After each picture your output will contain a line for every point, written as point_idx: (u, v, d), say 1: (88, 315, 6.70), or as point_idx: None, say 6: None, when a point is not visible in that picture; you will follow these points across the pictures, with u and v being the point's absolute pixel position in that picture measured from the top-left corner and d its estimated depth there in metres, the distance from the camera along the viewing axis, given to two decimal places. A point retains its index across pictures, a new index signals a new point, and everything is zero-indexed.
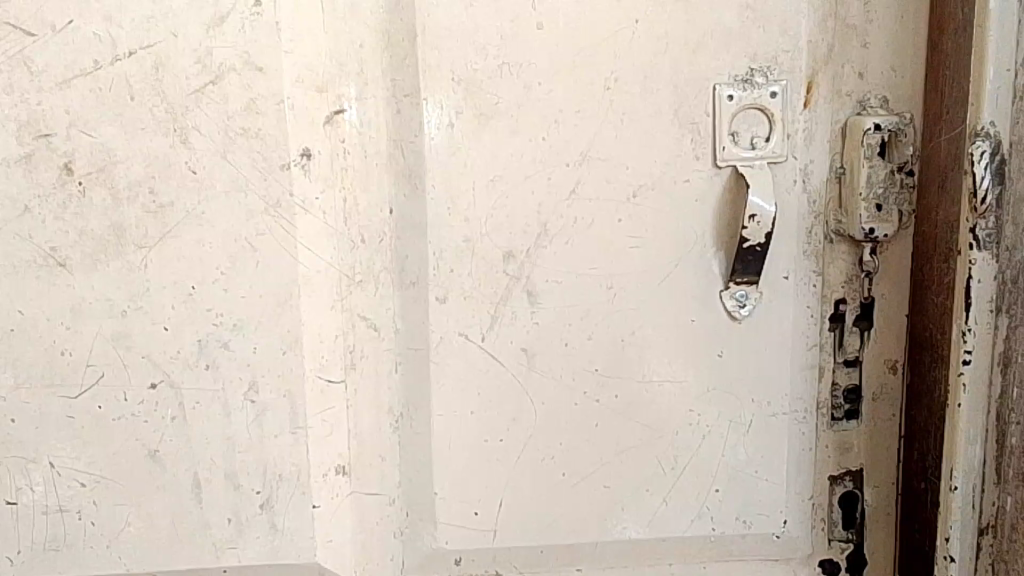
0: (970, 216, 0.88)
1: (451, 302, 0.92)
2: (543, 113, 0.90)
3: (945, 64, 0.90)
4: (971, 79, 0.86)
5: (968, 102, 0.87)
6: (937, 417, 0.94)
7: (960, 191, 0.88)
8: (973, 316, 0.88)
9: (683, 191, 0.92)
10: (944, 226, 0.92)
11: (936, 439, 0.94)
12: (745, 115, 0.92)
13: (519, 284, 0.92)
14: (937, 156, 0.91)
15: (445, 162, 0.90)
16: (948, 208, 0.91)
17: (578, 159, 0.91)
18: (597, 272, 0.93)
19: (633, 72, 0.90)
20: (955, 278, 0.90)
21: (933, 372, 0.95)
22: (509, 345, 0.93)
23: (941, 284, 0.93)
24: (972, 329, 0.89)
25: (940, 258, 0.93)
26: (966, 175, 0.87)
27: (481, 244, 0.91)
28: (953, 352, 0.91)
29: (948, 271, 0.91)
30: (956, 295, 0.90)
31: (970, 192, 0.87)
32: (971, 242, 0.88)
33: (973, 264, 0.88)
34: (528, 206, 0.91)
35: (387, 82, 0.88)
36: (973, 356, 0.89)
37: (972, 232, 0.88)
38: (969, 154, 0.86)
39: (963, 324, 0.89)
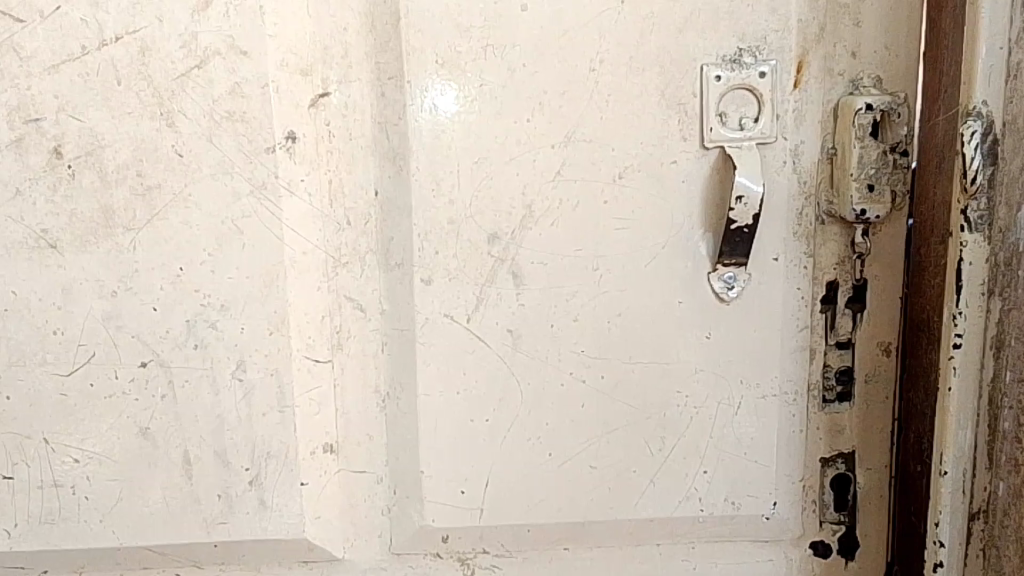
0: (962, 197, 0.86)
1: (436, 283, 0.92)
2: (528, 95, 0.89)
3: (942, 43, 0.89)
4: (964, 58, 0.84)
5: (962, 81, 0.85)
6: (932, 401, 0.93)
7: (953, 172, 0.87)
8: (965, 299, 0.87)
9: (670, 173, 0.92)
10: (939, 207, 0.90)
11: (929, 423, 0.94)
12: (733, 95, 0.90)
13: (505, 266, 0.92)
14: (936, 137, 0.90)
15: (430, 145, 0.90)
16: (944, 189, 0.89)
17: (564, 140, 0.91)
18: (583, 254, 0.93)
19: (619, 53, 0.89)
20: (949, 261, 0.88)
21: (928, 356, 0.94)
22: (495, 326, 0.93)
23: (936, 266, 0.91)
24: (963, 312, 0.87)
25: (937, 240, 0.91)
26: (959, 155, 0.85)
27: (465, 226, 0.91)
28: (945, 336, 0.89)
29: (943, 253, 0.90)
30: (949, 278, 0.88)
31: (961, 173, 0.85)
32: (962, 224, 0.86)
33: (965, 246, 0.86)
34: (513, 187, 0.91)
35: (372, 64, 0.89)
36: (963, 340, 0.87)
37: (963, 213, 0.86)
38: (961, 135, 0.85)
39: (954, 307, 0.88)
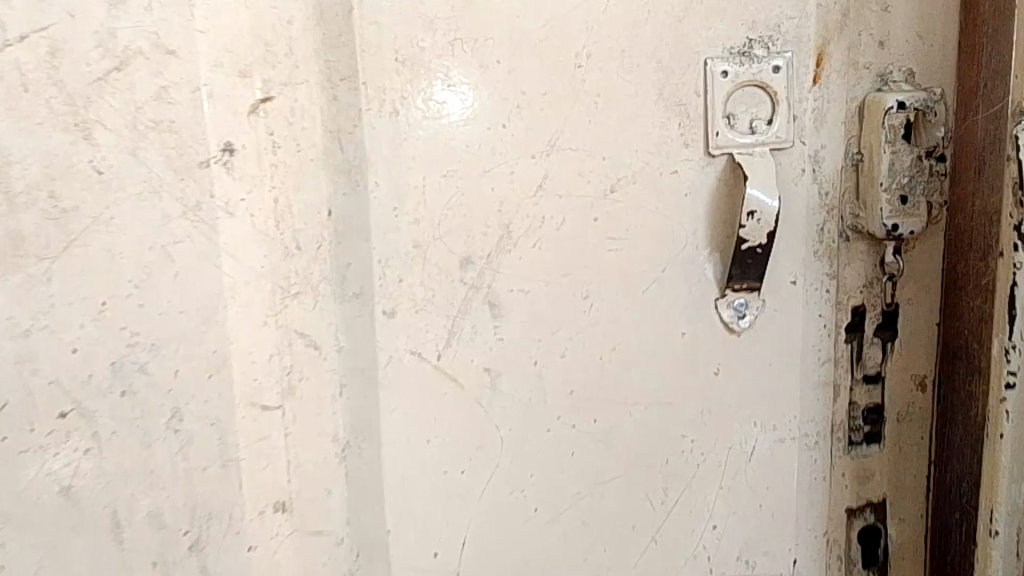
0: (1016, 211, 0.73)
1: (400, 316, 0.80)
2: (504, 95, 0.77)
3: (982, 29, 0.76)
4: (1011, 47, 0.73)
5: (1009, 73, 0.74)
6: (975, 445, 0.80)
7: (1003, 180, 0.74)
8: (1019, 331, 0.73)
9: (670, 185, 0.79)
10: (979, 218, 0.77)
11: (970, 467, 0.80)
12: (743, 93, 0.78)
13: (479, 295, 0.80)
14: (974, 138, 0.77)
15: (389, 155, 0.78)
16: (986, 197, 0.76)
17: (546, 149, 0.78)
18: (571, 280, 0.80)
19: (609, 46, 0.77)
20: (998, 286, 0.74)
21: (967, 389, 0.80)
22: (470, 364, 0.81)
23: (977, 286, 0.78)
24: (1017, 346, 0.73)
25: (975, 254, 0.78)
26: (1013, 161, 0.72)
27: (433, 248, 0.79)
28: (995, 375, 0.75)
29: (986, 271, 0.77)
30: (998, 304, 0.75)
31: (1016, 181, 0.72)
32: (1016, 242, 0.73)
33: (1019, 268, 0.72)
34: (489, 203, 0.79)
35: (320, 63, 0.77)
36: (1017, 378, 0.74)
37: (1016, 229, 0.73)
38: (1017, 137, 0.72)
39: (1006, 341, 0.74)
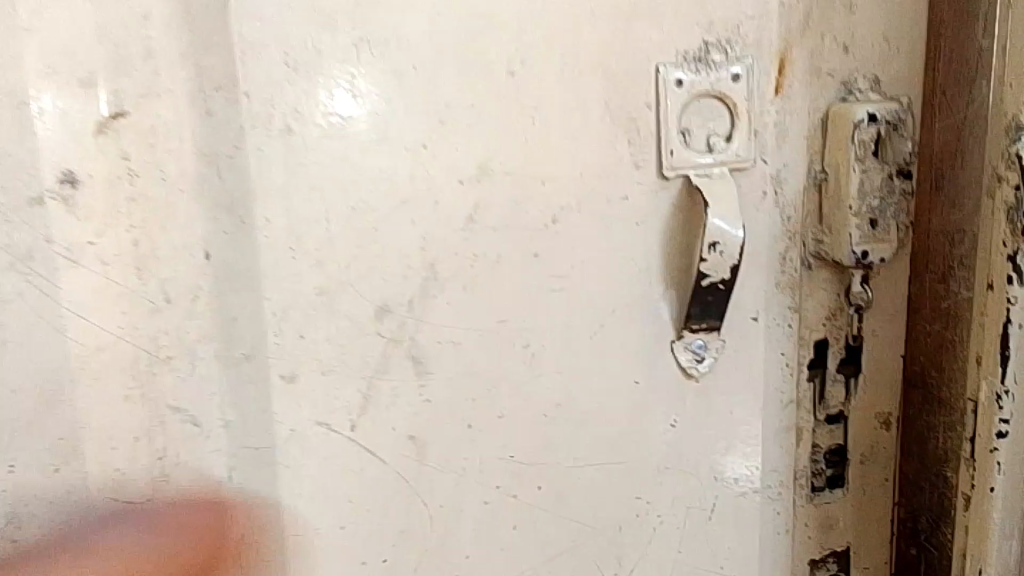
0: (1010, 239, 0.65)
1: (303, 380, 0.66)
2: (423, 109, 0.64)
3: (942, 34, 0.69)
4: (983, 57, 0.65)
5: (981, 77, 0.66)
6: (942, 485, 0.73)
7: (991, 202, 0.66)
8: (1012, 374, 0.67)
9: (619, 214, 0.68)
10: (939, 236, 0.71)
11: (935, 501, 0.74)
12: (698, 105, 0.67)
13: (401, 350, 0.67)
14: (926, 153, 0.71)
15: (282, 185, 0.63)
16: (945, 213, 0.70)
17: (475, 174, 0.65)
18: (508, 327, 0.68)
19: (546, 50, 0.64)
20: (985, 325, 0.67)
21: (923, 420, 0.75)
22: (391, 433, 0.68)
23: (935, 310, 0.72)
24: (1011, 390, 0.67)
25: (932, 276, 0.72)
26: (1005, 184, 0.64)
27: (343, 296, 0.65)
28: (984, 424, 0.68)
29: (948, 295, 0.71)
30: (985, 345, 0.67)
31: (1010, 205, 0.64)
32: (1010, 274, 0.65)
33: (1014, 303, 0.65)
34: (408, 239, 0.65)
35: (189, 69, 0.61)
36: (1010, 425, 0.68)
37: (1011, 259, 0.65)
38: (1011, 158, 0.64)
39: (999, 384, 0.67)
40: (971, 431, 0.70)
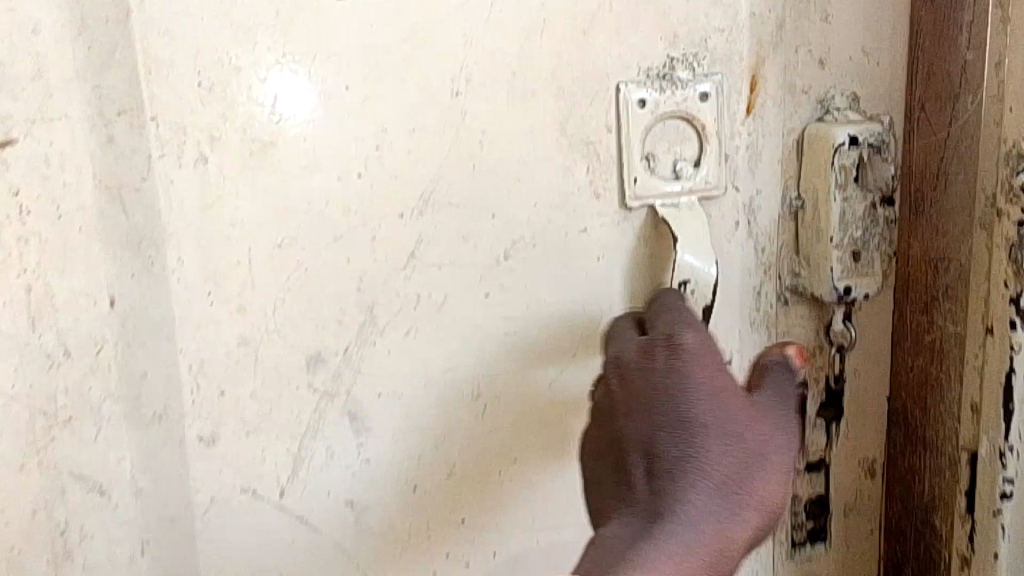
0: (1012, 280, 0.59)
1: (224, 442, 0.58)
2: (358, 133, 0.56)
3: (925, 44, 0.62)
4: (969, 71, 0.59)
5: (973, 96, 0.59)
6: (928, 533, 0.67)
7: (991, 237, 0.59)
8: (1015, 429, 0.60)
9: (578, 248, 0.61)
10: (922, 263, 0.64)
11: (920, 552, 0.68)
12: (663, 127, 0.61)
13: (336, 405, 0.59)
14: (908, 174, 0.64)
15: (196, 220, 0.55)
16: (927, 238, 0.63)
17: (417, 206, 0.58)
18: (457, 376, 0.61)
19: (495, 66, 0.57)
20: (983, 371, 0.61)
21: (908, 465, 0.68)
22: (324, 498, 0.60)
23: (917, 344, 0.66)
24: (1016, 447, 0.60)
25: (914, 306, 0.66)
26: (1004, 219, 0.58)
27: (268, 346, 0.58)
28: (986, 481, 0.62)
29: (931, 328, 0.65)
30: (987, 395, 0.61)
31: (1013, 242, 0.58)
32: (1013, 319, 0.59)
33: (1018, 351, 0.59)
34: (342, 281, 0.58)
35: (88, 89, 0.53)
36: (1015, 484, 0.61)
37: (1014, 303, 0.59)
38: (1014, 190, 0.58)
39: (1003, 440, 0.61)
40: (967, 485, 0.63)
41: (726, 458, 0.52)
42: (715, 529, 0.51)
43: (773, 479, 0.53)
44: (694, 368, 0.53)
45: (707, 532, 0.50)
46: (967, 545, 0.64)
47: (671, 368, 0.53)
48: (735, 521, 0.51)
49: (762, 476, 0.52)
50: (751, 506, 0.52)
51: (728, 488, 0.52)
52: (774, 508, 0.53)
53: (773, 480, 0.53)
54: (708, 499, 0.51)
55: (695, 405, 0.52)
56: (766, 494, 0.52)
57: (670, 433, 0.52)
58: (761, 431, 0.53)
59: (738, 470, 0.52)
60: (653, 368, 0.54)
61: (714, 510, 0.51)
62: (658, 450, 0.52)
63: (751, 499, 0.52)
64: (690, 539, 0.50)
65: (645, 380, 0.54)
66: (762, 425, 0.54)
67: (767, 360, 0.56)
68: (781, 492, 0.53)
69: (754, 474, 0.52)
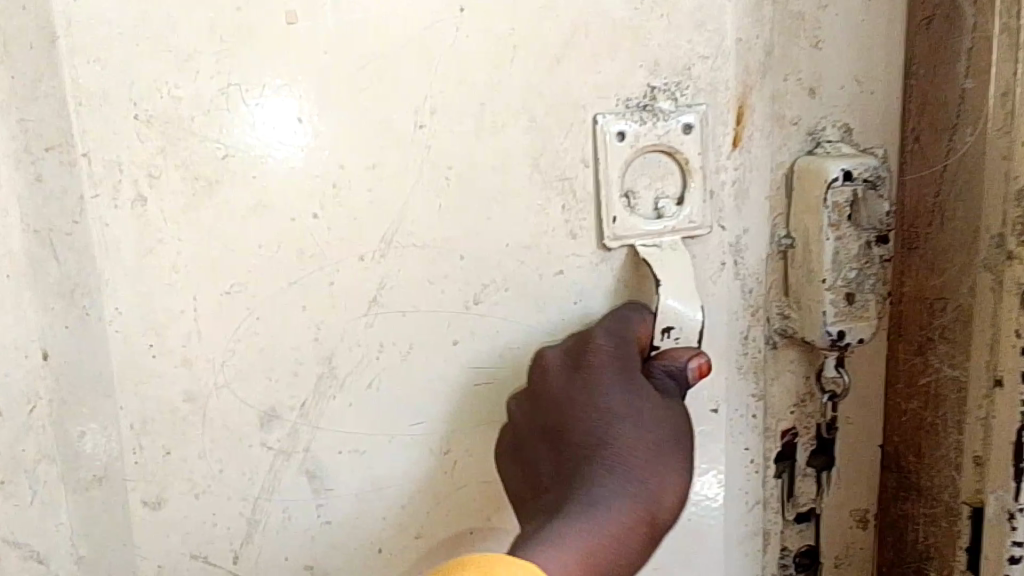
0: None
1: (171, 506, 0.54)
2: (314, 170, 0.52)
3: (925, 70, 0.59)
4: (968, 100, 0.55)
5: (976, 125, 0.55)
6: None
7: (1000, 283, 0.54)
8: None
9: (554, 291, 0.57)
10: (917, 302, 0.61)
11: None
12: (644, 161, 0.56)
13: (293, 464, 0.55)
14: (904, 210, 0.61)
15: (136, 266, 0.51)
16: (921, 276, 0.60)
17: (379, 248, 0.54)
18: (424, 430, 0.57)
19: (461, 96, 0.53)
20: (991, 425, 0.56)
21: (900, 512, 0.65)
22: (283, 562, 0.56)
23: (911, 386, 0.63)
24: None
25: (908, 347, 0.62)
26: (1014, 262, 0.53)
27: (217, 401, 0.53)
28: (993, 544, 0.57)
29: (927, 370, 0.61)
30: (996, 452, 0.56)
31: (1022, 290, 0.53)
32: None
33: None
34: (298, 330, 0.54)
35: (12, 124, 0.49)
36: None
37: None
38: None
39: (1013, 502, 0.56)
40: (968, 541, 0.59)
41: (636, 446, 0.51)
42: (620, 512, 0.49)
43: (673, 472, 0.52)
44: (612, 368, 0.53)
45: (613, 519, 0.49)
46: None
47: (596, 365, 0.53)
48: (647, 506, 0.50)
49: (662, 465, 0.51)
50: (646, 497, 0.50)
51: (631, 477, 0.50)
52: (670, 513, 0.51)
53: (672, 480, 0.52)
54: (612, 484, 0.50)
55: (611, 397, 0.52)
56: (663, 482, 0.51)
57: (599, 426, 0.52)
58: (668, 431, 0.53)
59: (642, 463, 0.51)
60: (574, 372, 0.53)
61: (622, 495, 0.50)
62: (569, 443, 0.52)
63: (654, 485, 0.51)
64: (591, 525, 0.48)
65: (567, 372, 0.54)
66: (671, 426, 0.53)
67: (653, 367, 0.54)
68: (675, 494, 0.52)
69: (657, 461, 0.51)
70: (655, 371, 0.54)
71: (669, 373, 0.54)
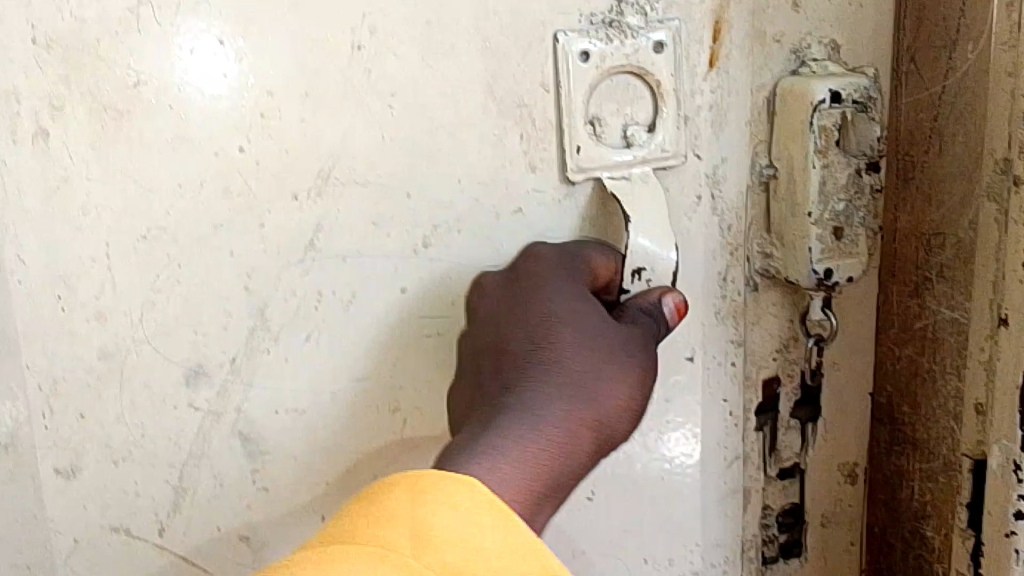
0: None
1: (88, 476, 0.48)
2: (239, 97, 0.46)
3: None
4: (972, 13, 0.50)
5: (980, 42, 0.50)
6: (918, 543, 0.60)
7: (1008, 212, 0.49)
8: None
9: (512, 231, 0.52)
10: (914, 239, 0.56)
11: (909, 564, 0.61)
12: (611, 84, 0.51)
13: (224, 427, 0.49)
14: (896, 139, 0.56)
15: (39, 209, 0.44)
16: (917, 211, 0.55)
17: (315, 186, 0.48)
18: (371, 387, 0.51)
19: (405, 12, 0.47)
20: (995, 367, 0.51)
21: (894, 467, 0.61)
22: (215, 535, 0.51)
23: (905, 331, 0.58)
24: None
25: (902, 288, 0.58)
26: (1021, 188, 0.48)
27: (137, 359, 0.47)
28: (997, 501, 0.52)
29: (921, 313, 0.57)
30: (1000, 397, 0.51)
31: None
32: None
33: None
34: (225, 279, 0.48)
35: None
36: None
37: None
38: None
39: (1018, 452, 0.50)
40: (970, 497, 0.55)
41: (576, 350, 0.45)
42: (551, 417, 0.43)
43: (616, 383, 0.45)
44: (549, 278, 0.48)
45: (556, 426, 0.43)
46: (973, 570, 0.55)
47: (531, 276, 0.48)
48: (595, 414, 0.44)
49: (603, 371, 0.45)
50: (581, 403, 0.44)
51: (576, 383, 0.45)
52: (612, 422, 0.45)
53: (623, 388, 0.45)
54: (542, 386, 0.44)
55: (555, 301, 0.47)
56: (600, 388, 0.45)
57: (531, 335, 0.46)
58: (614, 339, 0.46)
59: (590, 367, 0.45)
60: (511, 284, 0.49)
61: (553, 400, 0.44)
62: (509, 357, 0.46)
63: (593, 388, 0.44)
64: (531, 432, 0.42)
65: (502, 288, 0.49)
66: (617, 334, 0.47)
67: (627, 306, 0.49)
68: (619, 405, 0.45)
69: (597, 367, 0.45)
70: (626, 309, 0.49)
71: (644, 310, 0.49)
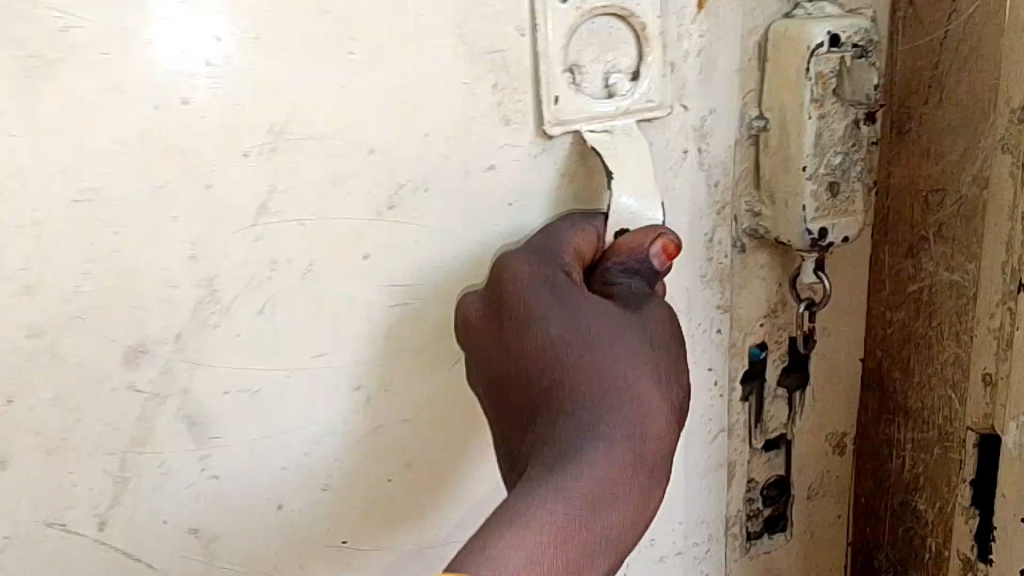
0: None
1: (18, 468, 0.43)
2: (181, 42, 0.40)
3: None
4: None
5: None
6: (909, 517, 0.58)
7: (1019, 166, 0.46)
8: None
9: (484, 190, 0.47)
10: (908, 195, 0.53)
11: (897, 537, 0.59)
12: (592, 28, 0.46)
13: (171, 410, 0.45)
14: (891, 87, 0.52)
15: None
16: (913, 164, 0.52)
17: (267, 142, 0.43)
18: (333, 362, 0.47)
19: None
20: (1011, 340, 0.48)
21: (884, 436, 0.58)
22: (163, 527, 0.46)
23: (899, 293, 0.55)
24: None
25: (896, 247, 0.55)
26: None
27: (70, 337, 0.42)
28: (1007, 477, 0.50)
29: (918, 274, 0.54)
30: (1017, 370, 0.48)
31: None
32: None
33: None
34: (168, 246, 0.43)
35: None
36: None
37: None
38: None
39: None
40: (976, 475, 0.52)
41: (591, 369, 0.42)
42: (602, 449, 0.40)
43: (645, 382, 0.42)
44: (533, 297, 0.44)
45: (595, 465, 0.40)
46: (979, 551, 0.53)
47: (514, 303, 0.45)
48: (631, 440, 0.41)
49: (627, 377, 0.42)
50: (625, 419, 0.41)
51: (605, 400, 0.41)
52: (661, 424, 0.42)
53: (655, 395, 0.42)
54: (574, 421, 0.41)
55: (552, 328, 0.43)
56: (633, 397, 0.42)
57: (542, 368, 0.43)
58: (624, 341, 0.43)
59: (609, 390, 0.42)
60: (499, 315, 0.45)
61: (594, 430, 0.41)
62: (524, 398, 0.43)
63: (628, 403, 0.41)
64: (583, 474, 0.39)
65: (492, 321, 0.46)
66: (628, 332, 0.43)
67: (610, 270, 0.46)
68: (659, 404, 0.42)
69: (621, 375, 0.42)
70: (611, 273, 0.45)
71: (625, 268, 0.45)
